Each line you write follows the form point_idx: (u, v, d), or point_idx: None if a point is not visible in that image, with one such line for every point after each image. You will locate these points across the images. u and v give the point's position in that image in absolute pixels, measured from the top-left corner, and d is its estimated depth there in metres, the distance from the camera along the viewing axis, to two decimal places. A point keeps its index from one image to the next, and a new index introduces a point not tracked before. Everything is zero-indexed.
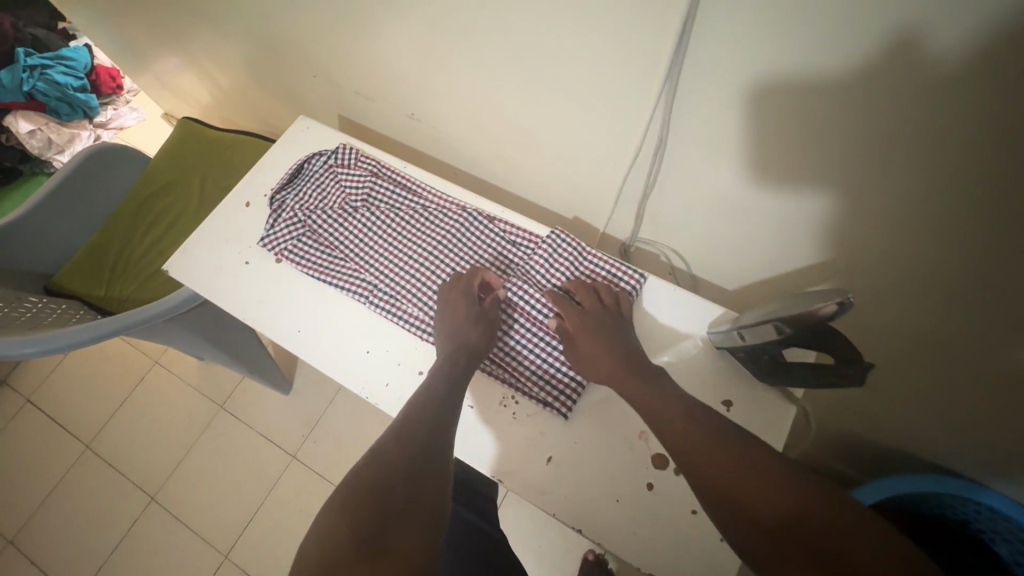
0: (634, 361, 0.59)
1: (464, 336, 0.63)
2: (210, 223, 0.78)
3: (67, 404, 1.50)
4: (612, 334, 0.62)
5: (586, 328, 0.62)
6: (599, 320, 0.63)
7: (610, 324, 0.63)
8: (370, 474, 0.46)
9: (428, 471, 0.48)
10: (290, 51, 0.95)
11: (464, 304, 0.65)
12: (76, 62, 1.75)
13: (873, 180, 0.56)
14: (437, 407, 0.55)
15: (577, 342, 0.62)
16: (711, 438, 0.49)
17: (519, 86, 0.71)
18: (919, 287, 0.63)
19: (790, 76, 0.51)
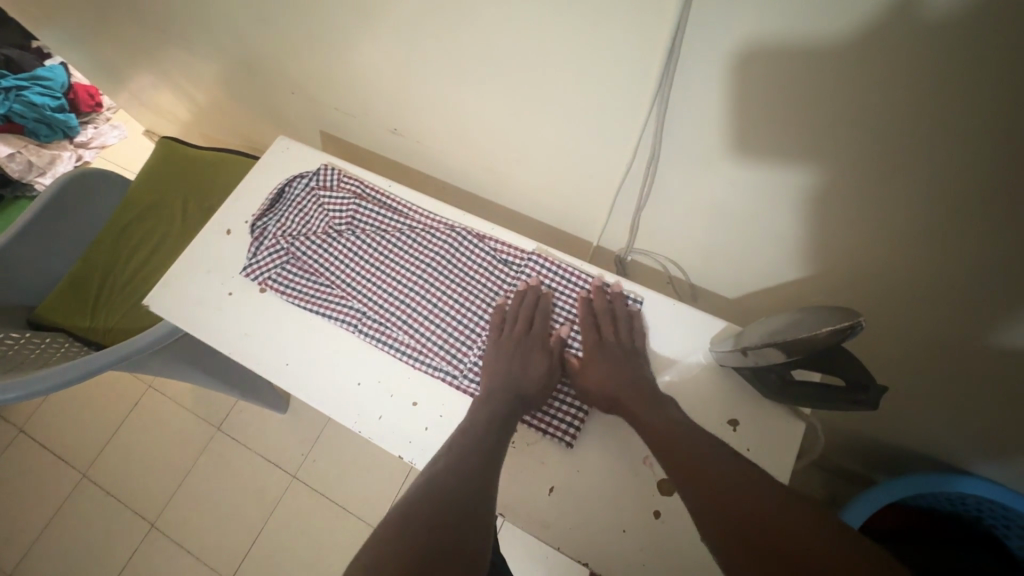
0: (646, 389, 0.57)
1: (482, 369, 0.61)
2: (191, 253, 0.75)
3: (59, 433, 1.47)
4: (630, 366, 0.60)
5: (598, 357, 0.61)
6: (612, 352, 0.61)
7: (621, 351, 0.61)
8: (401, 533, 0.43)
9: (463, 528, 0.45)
10: (266, 68, 0.92)
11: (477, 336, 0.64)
12: (52, 81, 1.73)
13: (878, 183, 0.54)
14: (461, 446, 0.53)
15: (588, 375, 0.60)
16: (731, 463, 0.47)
17: (503, 97, 0.68)
18: (928, 286, 0.61)
19: (785, 80, 0.49)
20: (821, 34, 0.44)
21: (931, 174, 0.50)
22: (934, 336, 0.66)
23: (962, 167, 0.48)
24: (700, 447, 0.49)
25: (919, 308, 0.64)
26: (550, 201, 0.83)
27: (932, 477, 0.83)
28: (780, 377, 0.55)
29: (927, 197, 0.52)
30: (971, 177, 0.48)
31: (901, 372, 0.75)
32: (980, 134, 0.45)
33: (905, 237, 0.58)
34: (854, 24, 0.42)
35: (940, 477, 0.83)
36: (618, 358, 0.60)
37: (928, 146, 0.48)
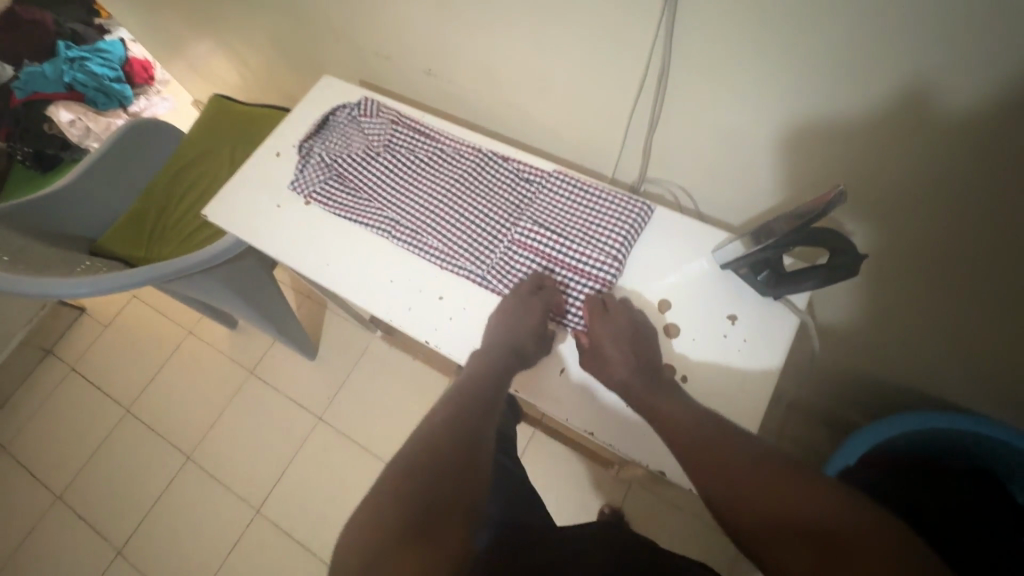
0: (649, 369, 0.60)
1: (520, 335, 0.63)
2: (245, 171, 0.84)
3: (108, 370, 1.59)
4: (623, 337, 0.62)
5: (608, 337, 0.62)
6: (620, 330, 0.62)
7: (628, 331, 0.62)
8: (419, 465, 0.49)
9: (467, 471, 0.50)
10: (313, 17, 1.01)
11: (524, 305, 0.65)
12: (111, 54, 1.88)
13: (866, 103, 0.57)
14: (463, 408, 0.56)
15: (601, 353, 0.62)
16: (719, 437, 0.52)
17: (523, 30, 0.74)
18: (917, 212, 0.63)
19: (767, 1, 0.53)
20: None
21: (913, 87, 0.53)
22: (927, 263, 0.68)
23: (941, 79, 0.51)
24: (707, 426, 0.54)
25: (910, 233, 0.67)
26: (569, 136, 0.88)
27: (896, 420, 0.88)
28: (774, 268, 0.60)
29: (912, 114, 0.55)
30: (955, 86, 0.50)
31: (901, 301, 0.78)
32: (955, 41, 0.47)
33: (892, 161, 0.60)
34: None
35: (903, 418, 0.87)
36: (625, 335, 0.62)
37: (909, 56, 0.50)
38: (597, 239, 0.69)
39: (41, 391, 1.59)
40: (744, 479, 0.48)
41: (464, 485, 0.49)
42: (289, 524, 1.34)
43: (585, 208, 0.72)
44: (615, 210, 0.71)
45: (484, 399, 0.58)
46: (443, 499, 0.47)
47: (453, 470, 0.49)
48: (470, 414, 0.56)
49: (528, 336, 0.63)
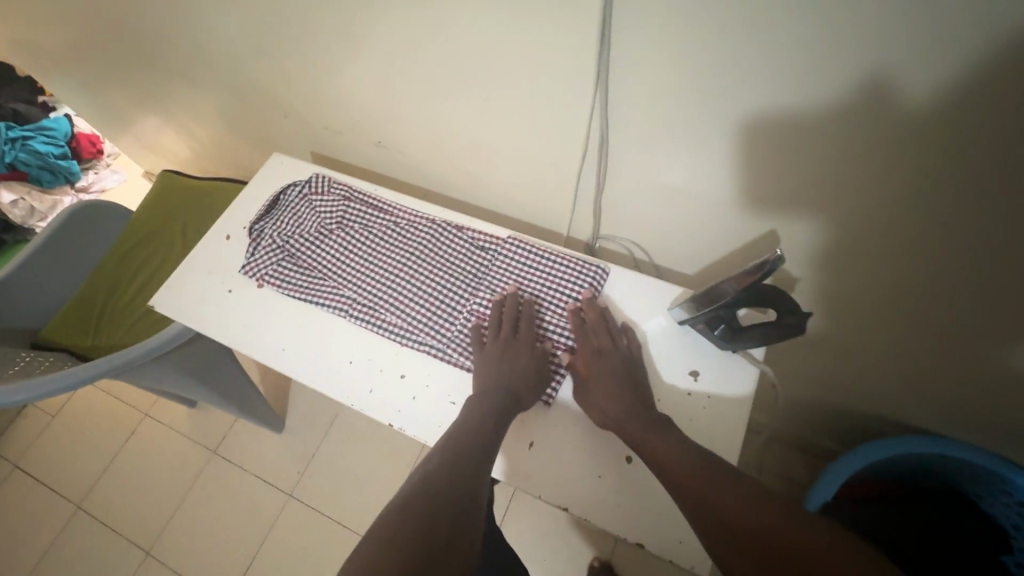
0: (650, 409, 0.59)
1: (516, 376, 0.63)
2: (194, 256, 0.81)
3: (55, 464, 1.48)
4: (617, 374, 0.62)
5: (602, 378, 0.62)
6: (614, 368, 0.63)
7: (621, 368, 0.63)
8: (414, 510, 0.47)
9: (464, 514, 0.48)
10: (262, 94, 1.01)
11: (502, 351, 0.65)
12: (57, 131, 1.83)
13: (796, 159, 0.60)
14: (458, 451, 0.55)
15: (589, 388, 0.63)
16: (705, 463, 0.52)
17: (469, 101, 0.76)
18: (858, 253, 0.66)
19: (695, 70, 0.56)
20: (715, 25, 0.51)
21: (836, 143, 0.56)
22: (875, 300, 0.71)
23: (860, 136, 0.54)
24: (712, 464, 0.52)
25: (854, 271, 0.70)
26: (522, 198, 0.89)
27: (877, 446, 0.89)
28: (729, 326, 0.61)
29: (840, 167, 0.58)
30: (873, 140, 0.54)
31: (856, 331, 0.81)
32: (866, 102, 0.51)
33: (828, 208, 0.64)
34: (741, 11, 0.49)
35: (884, 444, 0.89)
36: (615, 373, 0.62)
37: (825, 117, 0.54)
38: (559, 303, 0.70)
39: None
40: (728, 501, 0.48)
41: (461, 534, 0.47)
42: None
43: (543, 272, 0.72)
44: (573, 274, 0.72)
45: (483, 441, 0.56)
46: (440, 546, 0.45)
47: (450, 510, 0.48)
48: (467, 452, 0.55)
49: (522, 383, 0.63)
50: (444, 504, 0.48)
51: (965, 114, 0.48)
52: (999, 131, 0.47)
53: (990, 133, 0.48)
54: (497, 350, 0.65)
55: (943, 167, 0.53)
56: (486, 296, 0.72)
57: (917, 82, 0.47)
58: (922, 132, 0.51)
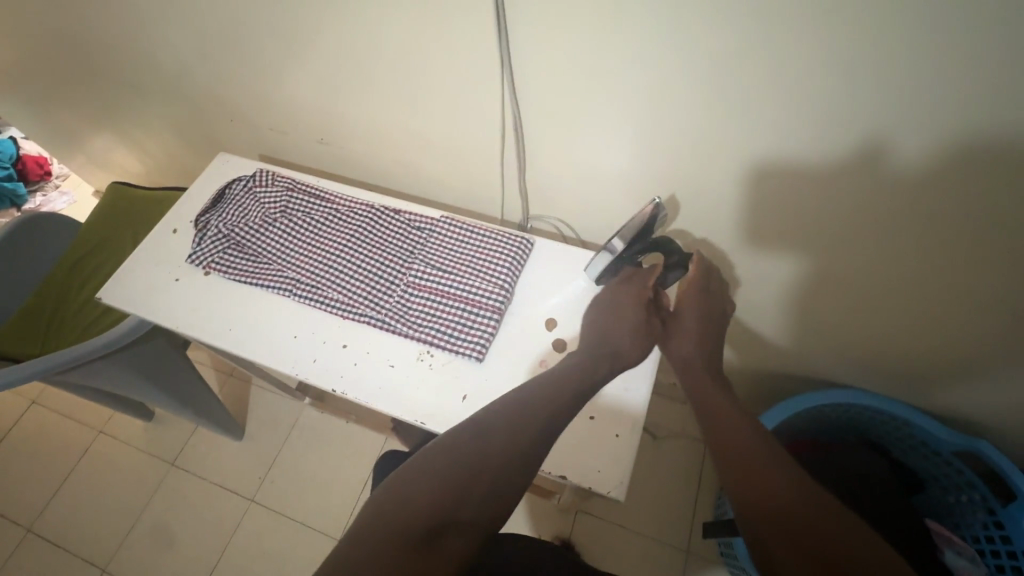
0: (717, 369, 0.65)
1: (616, 343, 0.66)
2: (141, 249, 0.85)
3: (2, 489, 1.44)
4: (708, 316, 0.68)
5: (695, 317, 0.68)
6: (710, 310, 0.68)
7: (715, 318, 0.69)
8: (448, 479, 0.50)
9: (509, 483, 0.51)
10: (208, 101, 1.06)
11: (631, 308, 0.68)
12: (0, 153, 1.81)
13: (681, 130, 0.69)
14: (517, 419, 0.56)
15: (679, 320, 0.68)
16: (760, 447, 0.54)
17: (399, 95, 0.83)
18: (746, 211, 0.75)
19: (583, 54, 0.64)
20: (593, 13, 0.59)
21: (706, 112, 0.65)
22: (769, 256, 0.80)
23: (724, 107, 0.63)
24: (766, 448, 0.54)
25: (747, 230, 0.79)
26: (458, 187, 0.96)
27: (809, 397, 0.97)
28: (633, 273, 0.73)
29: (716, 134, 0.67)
30: (736, 108, 0.63)
31: (761, 289, 0.90)
32: (722, 75, 0.60)
33: (715, 173, 0.72)
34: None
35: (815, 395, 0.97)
36: (713, 322, 0.68)
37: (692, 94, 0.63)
38: (488, 272, 0.76)
39: None
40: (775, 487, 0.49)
41: (490, 508, 0.50)
42: None
43: (474, 247, 0.79)
44: (501, 247, 0.79)
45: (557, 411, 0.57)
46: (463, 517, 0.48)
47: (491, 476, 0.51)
48: (528, 429, 0.55)
49: (633, 349, 0.65)
50: (488, 468, 0.51)
51: (798, 77, 0.57)
52: (825, 91, 0.57)
53: (820, 92, 0.57)
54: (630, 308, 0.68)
55: (793, 125, 0.62)
56: (421, 270, 0.77)
57: (758, 55, 0.56)
58: (771, 97, 0.60)
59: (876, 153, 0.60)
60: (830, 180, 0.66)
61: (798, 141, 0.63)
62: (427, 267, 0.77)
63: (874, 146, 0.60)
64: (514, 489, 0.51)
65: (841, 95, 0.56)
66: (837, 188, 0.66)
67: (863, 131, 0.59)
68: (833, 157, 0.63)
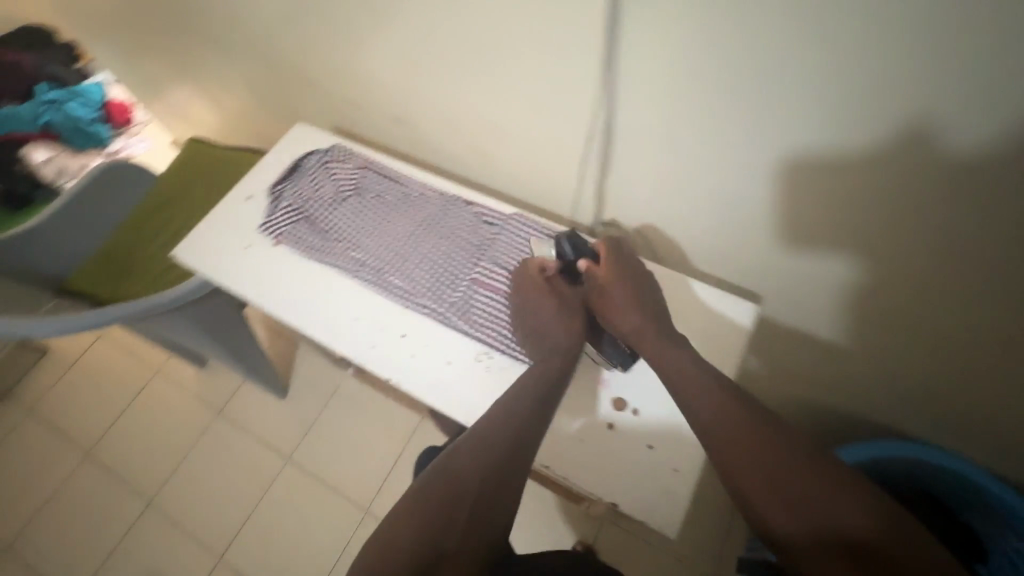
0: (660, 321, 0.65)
1: (555, 336, 0.65)
2: (216, 213, 0.86)
3: (67, 413, 1.54)
4: (629, 281, 0.68)
5: (617, 286, 0.67)
6: (626, 274, 0.68)
7: (639, 281, 0.69)
8: (429, 508, 0.49)
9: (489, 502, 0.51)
10: (289, 67, 1.06)
11: (545, 300, 0.68)
12: (91, 96, 1.86)
13: (788, 151, 0.64)
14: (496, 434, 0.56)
15: (608, 298, 0.67)
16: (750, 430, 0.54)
17: (484, 83, 0.80)
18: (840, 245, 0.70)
19: (695, 59, 0.60)
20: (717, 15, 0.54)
21: (825, 130, 0.59)
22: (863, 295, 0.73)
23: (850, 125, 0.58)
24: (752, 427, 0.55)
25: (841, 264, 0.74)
26: (529, 181, 0.93)
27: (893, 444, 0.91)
28: None
29: (810, 157, 0.63)
30: (862, 128, 0.57)
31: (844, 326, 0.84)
32: (798, 92, 0.57)
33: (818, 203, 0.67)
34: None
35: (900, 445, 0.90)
36: (636, 283, 0.68)
37: (813, 110, 0.58)
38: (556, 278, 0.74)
39: None
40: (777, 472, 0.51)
41: (477, 529, 0.50)
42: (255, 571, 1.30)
43: (543, 250, 0.77)
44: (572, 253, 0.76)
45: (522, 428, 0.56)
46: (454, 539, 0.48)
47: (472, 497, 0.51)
48: (499, 446, 0.55)
49: (564, 334, 0.65)
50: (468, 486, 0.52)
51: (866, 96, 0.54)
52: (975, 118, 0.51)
53: (967, 118, 0.51)
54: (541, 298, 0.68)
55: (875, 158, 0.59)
56: (488, 267, 0.76)
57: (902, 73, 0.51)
58: (863, 125, 0.57)
59: (964, 184, 0.56)
60: (930, 219, 0.62)
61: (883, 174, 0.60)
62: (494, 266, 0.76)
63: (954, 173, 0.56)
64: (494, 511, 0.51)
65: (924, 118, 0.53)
66: (923, 224, 0.63)
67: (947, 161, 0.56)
68: (912, 186, 0.60)
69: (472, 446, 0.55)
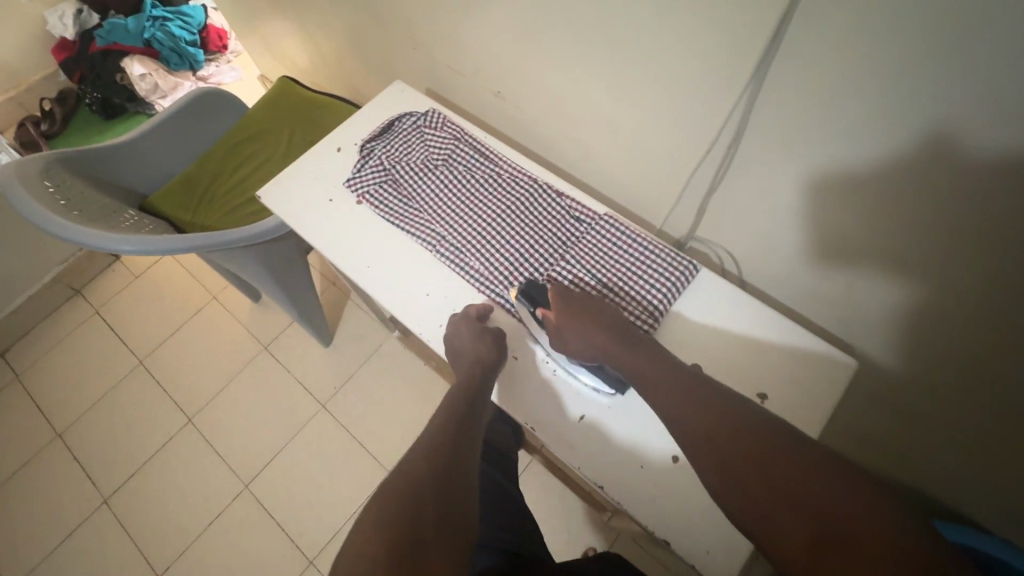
0: (621, 334, 0.62)
1: (472, 351, 0.65)
2: (305, 160, 0.86)
3: (129, 320, 1.62)
4: (577, 305, 0.65)
5: (565, 315, 0.64)
6: (573, 300, 0.65)
7: (586, 301, 0.65)
8: (396, 503, 0.47)
9: (455, 483, 0.51)
10: (397, 21, 1.03)
11: (467, 326, 0.68)
12: (193, 19, 1.92)
13: (934, 219, 0.56)
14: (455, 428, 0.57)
15: (563, 331, 0.64)
16: (726, 417, 0.51)
17: (603, 74, 0.75)
18: (961, 323, 0.61)
19: (858, 95, 0.53)
20: (899, 52, 0.48)
21: (989, 207, 0.51)
22: (976, 380, 0.66)
23: (1022, 211, 0.49)
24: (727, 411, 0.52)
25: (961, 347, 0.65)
26: (625, 182, 0.88)
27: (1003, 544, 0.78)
28: None
29: (961, 234, 0.55)
30: None
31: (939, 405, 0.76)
32: (920, 133, 0.51)
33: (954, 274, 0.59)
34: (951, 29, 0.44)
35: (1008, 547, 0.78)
36: (583, 305, 0.65)
37: (983, 181, 0.50)
38: (640, 289, 0.71)
39: (63, 327, 1.63)
40: (748, 446, 0.48)
41: (452, 514, 0.48)
42: (274, 506, 1.35)
43: (631, 258, 0.73)
44: (663, 268, 0.72)
45: (467, 425, 0.58)
46: (433, 520, 0.47)
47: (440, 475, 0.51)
48: (451, 441, 0.55)
49: (476, 346, 0.65)
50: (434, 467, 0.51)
51: (937, 112, 0.49)
52: None
53: None
54: (460, 322, 0.68)
55: (943, 190, 0.53)
56: (570, 265, 0.73)
57: None
58: (985, 183, 0.50)
59: (1017, 202, 0.49)
60: (1009, 261, 0.53)
61: (918, 172, 0.54)
62: (576, 265, 0.73)
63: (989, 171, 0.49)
64: (459, 489, 0.51)
65: (951, 100, 0.47)
66: (996, 268, 0.55)
67: (982, 150, 0.49)
68: (969, 211, 0.53)
69: (421, 450, 0.54)
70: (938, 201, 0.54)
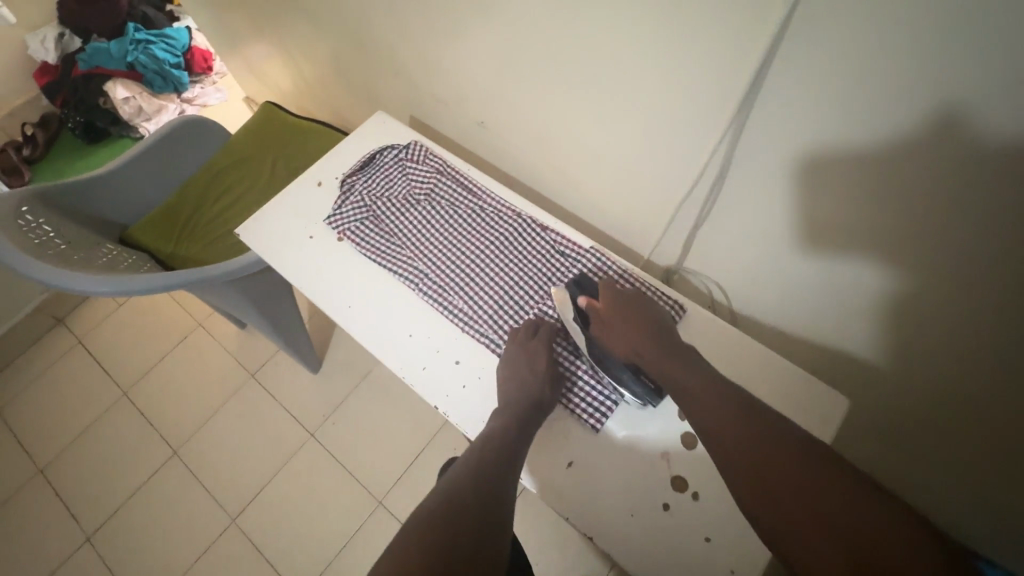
0: (666, 341, 0.61)
1: (533, 388, 0.63)
2: (285, 195, 0.84)
3: (113, 349, 1.59)
4: (633, 307, 0.64)
5: (617, 309, 0.65)
6: (630, 302, 0.65)
7: (642, 305, 0.65)
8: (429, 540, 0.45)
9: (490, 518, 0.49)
10: (379, 50, 1.02)
11: (523, 351, 0.66)
12: (176, 41, 1.87)
13: (925, 251, 0.55)
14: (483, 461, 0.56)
15: (606, 321, 0.65)
16: (795, 470, 0.46)
17: (587, 105, 0.74)
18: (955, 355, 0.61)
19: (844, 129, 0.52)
20: (883, 89, 0.47)
21: (981, 242, 0.51)
22: (971, 412, 0.65)
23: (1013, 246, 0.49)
24: (799, 465, 0.46)
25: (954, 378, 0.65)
26: (612, 211, 0.87)
27: None
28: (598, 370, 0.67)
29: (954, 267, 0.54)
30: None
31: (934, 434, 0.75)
32: (906, 167, 0.51)
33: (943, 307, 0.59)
34: (933, 70, 0.44)
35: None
36: (637, 309, 0.64)
37: (973, 216, 0.50)
38: None
39: (45, 358, 1.59)
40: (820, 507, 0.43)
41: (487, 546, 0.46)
42: (263, 540, 1.32)
43: None
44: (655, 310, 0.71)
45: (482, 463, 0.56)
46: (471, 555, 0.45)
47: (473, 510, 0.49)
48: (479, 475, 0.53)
49: (543, 386, 0.63)
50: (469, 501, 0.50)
51: (924, 147, 0.49)
52: None
53: None
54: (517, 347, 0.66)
55: (935, 223, 0.53)
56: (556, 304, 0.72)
57: None
58: (975, 217, 0.50)
59: (1008, 238, 0.49)
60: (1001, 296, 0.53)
61: (908, 206, 0.53)
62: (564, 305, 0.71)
63: (960, 190, 0.49)
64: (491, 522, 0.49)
65: (939, 136, 0.47)
66: (990, 302, 0.54)
67: (982, 190, 0.48)
68: (960, 245, 0.52)
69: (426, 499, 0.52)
70: (919, 228, 0.54)
